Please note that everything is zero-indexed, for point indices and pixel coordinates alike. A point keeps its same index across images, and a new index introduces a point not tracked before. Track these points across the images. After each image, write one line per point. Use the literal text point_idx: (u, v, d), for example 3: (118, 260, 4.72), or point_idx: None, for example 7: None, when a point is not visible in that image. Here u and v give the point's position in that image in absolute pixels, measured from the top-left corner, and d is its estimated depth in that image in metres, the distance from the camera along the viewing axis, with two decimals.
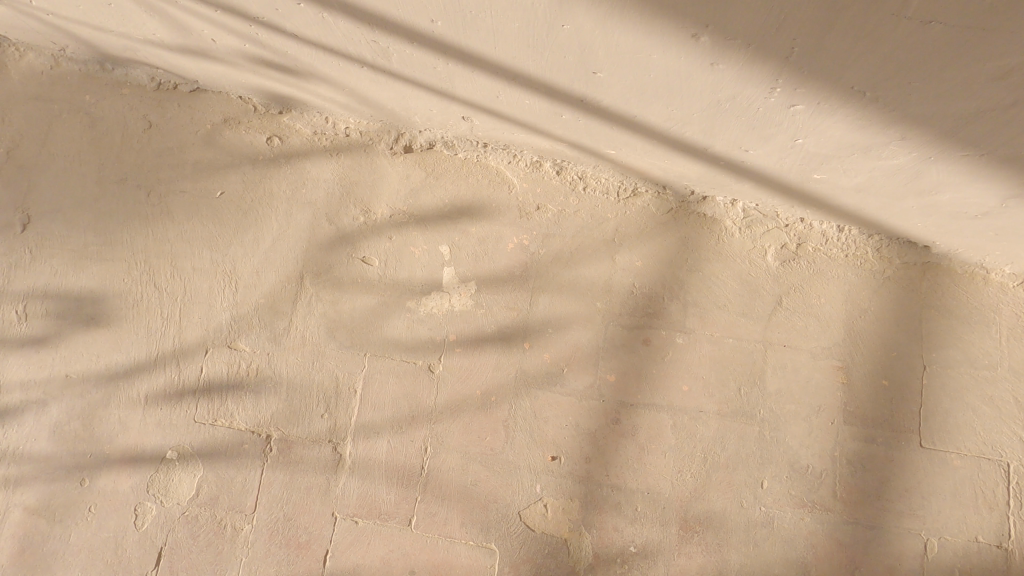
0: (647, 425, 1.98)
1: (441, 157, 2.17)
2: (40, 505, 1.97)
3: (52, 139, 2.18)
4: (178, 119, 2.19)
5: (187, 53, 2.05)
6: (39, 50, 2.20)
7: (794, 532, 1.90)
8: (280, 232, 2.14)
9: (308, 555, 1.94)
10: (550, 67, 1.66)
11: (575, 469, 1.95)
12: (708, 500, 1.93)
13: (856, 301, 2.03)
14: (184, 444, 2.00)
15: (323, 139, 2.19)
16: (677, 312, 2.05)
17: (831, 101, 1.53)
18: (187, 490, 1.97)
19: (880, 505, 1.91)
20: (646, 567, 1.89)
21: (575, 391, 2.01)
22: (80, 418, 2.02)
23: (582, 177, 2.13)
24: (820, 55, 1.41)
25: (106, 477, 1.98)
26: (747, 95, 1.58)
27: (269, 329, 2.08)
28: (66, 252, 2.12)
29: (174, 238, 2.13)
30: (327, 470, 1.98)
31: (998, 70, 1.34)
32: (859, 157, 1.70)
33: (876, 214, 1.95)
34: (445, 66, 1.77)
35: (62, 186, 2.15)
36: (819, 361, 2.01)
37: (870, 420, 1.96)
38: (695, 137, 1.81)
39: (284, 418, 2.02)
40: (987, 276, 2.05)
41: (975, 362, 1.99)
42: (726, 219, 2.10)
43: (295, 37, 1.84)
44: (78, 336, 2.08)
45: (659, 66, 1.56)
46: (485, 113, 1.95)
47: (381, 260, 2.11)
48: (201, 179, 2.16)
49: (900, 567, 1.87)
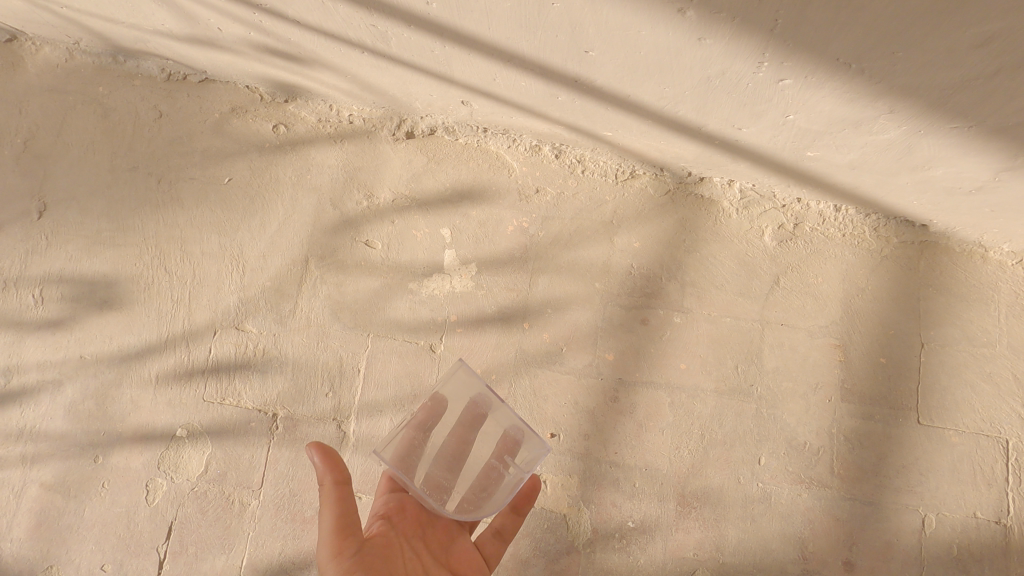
0: (646, 403, 2.00)
1: (442, 143, 2.23)
2: (56, 482, 2.03)
3: (67, 130, 2.25)
4: (188, 109, 2.27)
5: (194, 43, 2.11)
6: (54, 44, 2.28)
7: (791, 508, 1.91)
8: (286, 217, 2.19)
9: (313, 529, 1.98)
10: (543, 47, 1.70)
11: (574, 446, 1.98)
12: (706, 476, 1.95)
13: (854, 280, 2.05)
14: (193, 422, 2.06)
15: (328, 126, 2.25)
16: (675, 292, 2.07)
17: (818, 74, 1.56)
18: (195, 466, 2.03)
19: (877, 481, 1.92)
20: (644, 542, 1.91)
21: (575, 369, 2.04)
22: (95, 398, 2.09)
23: (581, 160, 2.17)
24: (803, 28, 1.43)
25: (118, 454, 2.04)
26: (736, 70, 1.61)
27: (275, 311, 2.13)
28: (80, 237, 2.19)
29: (184, 223, 2.19)
30: (331, 447, 2.03)
31: (978, 37, 1.35)
32: (851, 132, 1.72)
33: (871, 193, 1.97)
34: (442, 48, 1.82)
35: (77, 174, 2.22)
36: (816, 339, 2.02)
37: (867, 398, 1.98)
38: (688, 116, 1.84)
39: (291, 397, 2.07)
40: (985, 254, 2.06)
41: (972, 339, 2.00)
42: (724, 200, 2.13)
43: (297, 24, 1.89)
44: (92, 318, 2.15)
45: (648, 42, 1.59)
46: (483, 96, 2.00)
47: (384, 243, 2.16)
48: (210, 166, 2.23)
49: (898, 543, 1.88)
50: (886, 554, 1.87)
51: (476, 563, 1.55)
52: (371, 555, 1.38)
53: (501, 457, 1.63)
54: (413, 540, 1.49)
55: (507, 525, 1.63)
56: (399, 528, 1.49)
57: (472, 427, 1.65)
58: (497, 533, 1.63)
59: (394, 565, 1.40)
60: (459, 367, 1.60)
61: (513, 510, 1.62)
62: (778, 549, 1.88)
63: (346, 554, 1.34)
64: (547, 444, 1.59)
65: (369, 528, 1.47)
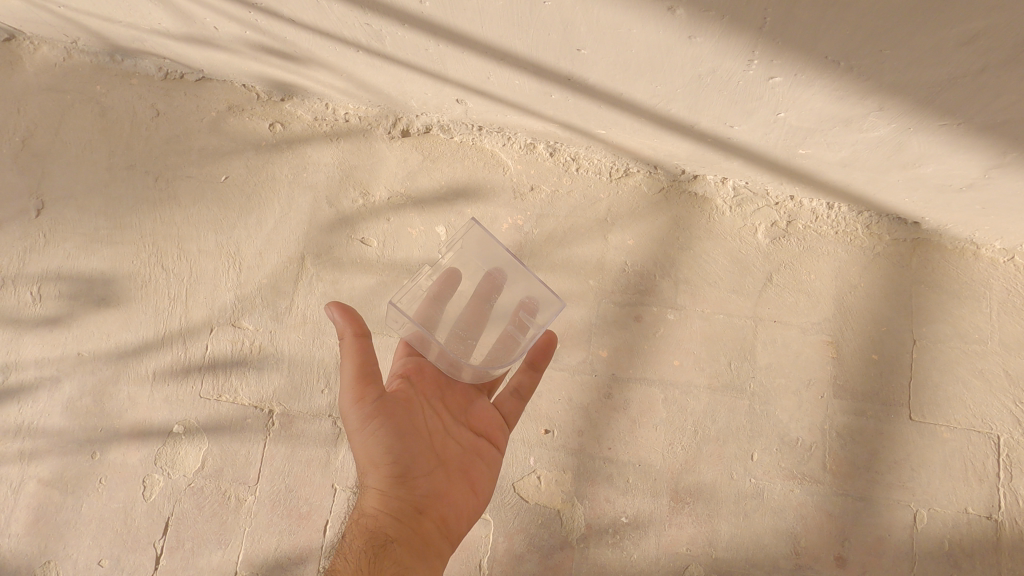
0: (639, 400, 2.02)
1: (438, 141, 2.24)
2: (54, 477, 2.05)
3: (65, 128, 2.27)
4: (185, 107, 2.29)
5: (191, 42, 2.13)
6: (52, 43, 2.30)
7: (784, 503, 1.92)
8: (282, 215, 2.21)
9: (308, 524, 1.99)
10: (536, 45, 1.71)
11: (568, 442, 2.00)
12: (699, 472, 1.96)
13: (846, 277, 2.06)
14: (190, 419, 2.07)
15: (324, 125, 2.26)
16: (668, 289, 2.09)
17: (808, 72, 1.57)
18: (192, 462, 2.04)
19: (869, 477, 1.93)
20: (637, 537, 1.92)
21: (569, 365, 2.05)
22: (92, 394, 2.10)
23: (575, 158, 2.18)
24: (792, 26, 1.45)
25: (116, 450, 2.06)
26: (727, 68, 1.62)
27: (272, 308, 2.14)
28: (78, 235, 2.20)
29: (181, 221, 2.21)
30: (327, 444, 2.04)
31: (965, 35, 1.37)
32: (841, 130, 1.73)
33: (863, 190, 1.98)
34: (436, 47, 1.83)
35: (74, 173, 2.24)
36: (808, 336, 2.04)
37: (860, 394, 1.99)
38: (681, 113, 1.85)
39: (287, 393, 2.08)
40: (977, 251, 2.07)
41: (964, 336, 2.01)
42: (717, 198, 2.14)
43: (292, 23, 1.90)
44: (90, 316, 2.16)
45: (639, 40, 1.60)
46: (478, 94, 2.01)
47: (380, 241, 2.17)
48: (207, 165, 2.24)
49: (889, 538, 1.89)
50: (878, 549, 1.88)
51: (492, 420, 1.73)
52: (393, 404, 1.57)
53: (518, 321, 1.86)
54: (432, 400, 1.67)
55: (524, 382, 1.79)
56: (419, 388, 1.68)
57: (489, 297, 1.88)
58: (514, 391, 1.79)
59: (413, 418, 1.60)
60: (473, 228, 1.81)
61: (531, 366, 1.79)
62: (770, 545, 1.89)
63: (368, 402, 1.52)
64: (560, 299, 1.83)
65: (393, 383, 1.67)
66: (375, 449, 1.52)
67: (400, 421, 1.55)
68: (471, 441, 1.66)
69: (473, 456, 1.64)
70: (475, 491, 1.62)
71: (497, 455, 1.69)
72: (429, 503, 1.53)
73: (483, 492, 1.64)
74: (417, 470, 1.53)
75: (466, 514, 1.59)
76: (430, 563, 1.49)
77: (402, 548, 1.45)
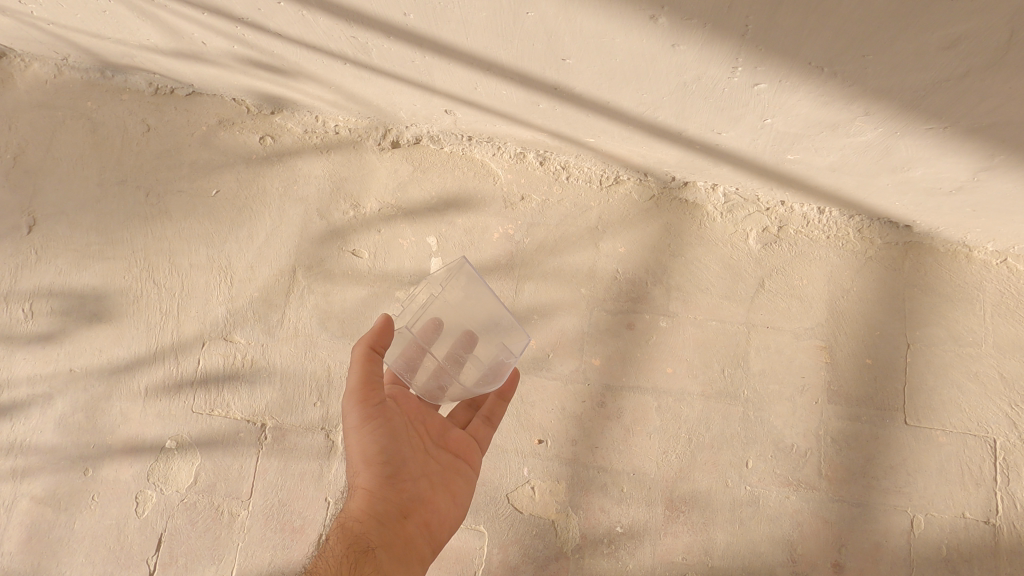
0: (633, 408, 2.01)
1: (428, 151, 2.24)
2: (46, 495, 2.04)
3: (56, 145, 2.27)
4: (175, 122, 2.29)
5: (179, 57, 2.12)
6: (42, 60, 2.30)
7: (780, 511, 1.91)
8: (274, 228, 2.21)
9: (301, 539, 1.98)
10: (521, 56, 1.71)
11: (562, 452, 1.99)
12: (694, 480, 1.94)
13: (838, 282, 2.06)
14: (183, 433, 2.07)
15: (314, 138, 2.27)
16: (660, 296, 2.08)
17: (792, 78, 1.57)
18: (185, 477, 2.03)
19: (865, 483, 1.92)
20: (633, 547, 1.91)
21: (562, 375, 2.04)
22: (84, 411, 2.10)
23: (565, 167, 2.18)
24: (773, 33, 1.45)
25: (108, 466, 2.05)
26: (712, 75, 1.62)
27: (263, 321, 2.14)
28: (70, 251, 2.20)
29: (173, 235, 2.21)
30: (320, 457, 2.03)
31: (946, 39, 1.36)
32: (828, 135, 1.73)
33: (854, 194, 1.98)
34: (423, 58, 1.83)
35: (65, 189, 2.24)
36: (802, 341, 2.03)
37: (854, 400, 1.98)
38: (668, 121, 1.85)
39: (279, 407, 2.07)
40: (969, 253, 2.06)
41: (957, 339, 2.00)
42: (708, 204, 2.14)
43: (278, 37, 1.90)
44: (82, 332, 2.16)
45: (624, 49, 1.60)
46: (466, 105, 2.01)
47: (371, 252, 2.17)
48: (198, 179, 2.24)
49: (886, 544, 1.87)
50: (875, 555, 1.86)
51: (468, 442, 1.80)
52: (390, 411, 1.66)
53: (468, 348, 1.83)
54: (416, 422, 1.74)
55: (495, 410, 1.89)
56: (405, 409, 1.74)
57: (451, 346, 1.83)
58: (488, 419, 1.87)
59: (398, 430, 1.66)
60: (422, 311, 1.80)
61: (500, 396, 1.87)
62: (766, 552, 1.88)
63: None
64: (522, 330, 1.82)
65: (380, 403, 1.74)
66: (370, 447, 1.60)
67: (402, 441, 1.65)
68: (449, 460, 1.75)
69: (454, 473, 1.73)
70: (455, 502, 1.70)
71: (474, 475, 1.77)
72: (413, 508, 1.63)
73: (461, 505, 1.72)
74: (405, 471, 1.63)
75: (446, 522, 1.67)
76: (407, 567, 1.56)
77: (385, 553, 1.53)
